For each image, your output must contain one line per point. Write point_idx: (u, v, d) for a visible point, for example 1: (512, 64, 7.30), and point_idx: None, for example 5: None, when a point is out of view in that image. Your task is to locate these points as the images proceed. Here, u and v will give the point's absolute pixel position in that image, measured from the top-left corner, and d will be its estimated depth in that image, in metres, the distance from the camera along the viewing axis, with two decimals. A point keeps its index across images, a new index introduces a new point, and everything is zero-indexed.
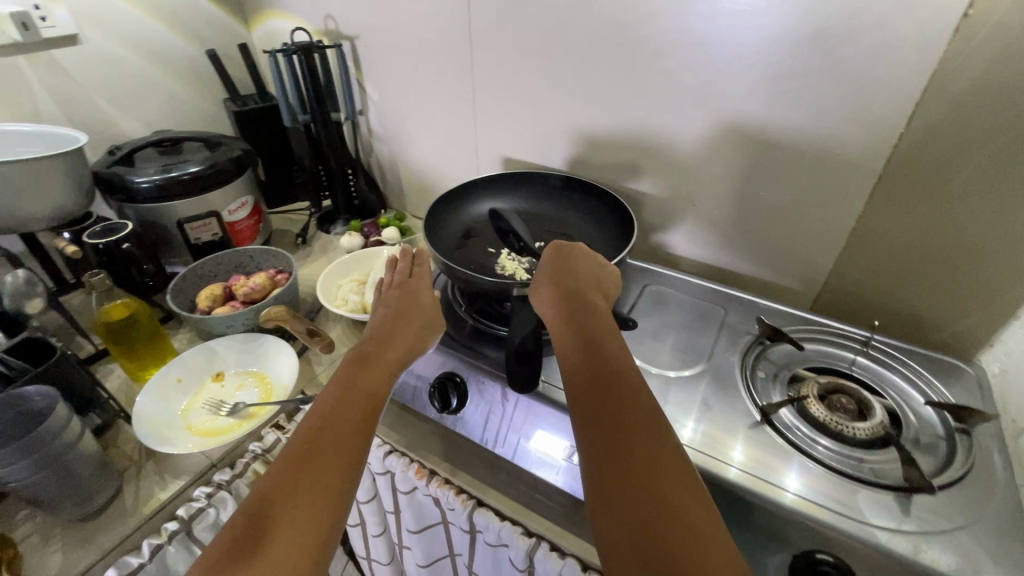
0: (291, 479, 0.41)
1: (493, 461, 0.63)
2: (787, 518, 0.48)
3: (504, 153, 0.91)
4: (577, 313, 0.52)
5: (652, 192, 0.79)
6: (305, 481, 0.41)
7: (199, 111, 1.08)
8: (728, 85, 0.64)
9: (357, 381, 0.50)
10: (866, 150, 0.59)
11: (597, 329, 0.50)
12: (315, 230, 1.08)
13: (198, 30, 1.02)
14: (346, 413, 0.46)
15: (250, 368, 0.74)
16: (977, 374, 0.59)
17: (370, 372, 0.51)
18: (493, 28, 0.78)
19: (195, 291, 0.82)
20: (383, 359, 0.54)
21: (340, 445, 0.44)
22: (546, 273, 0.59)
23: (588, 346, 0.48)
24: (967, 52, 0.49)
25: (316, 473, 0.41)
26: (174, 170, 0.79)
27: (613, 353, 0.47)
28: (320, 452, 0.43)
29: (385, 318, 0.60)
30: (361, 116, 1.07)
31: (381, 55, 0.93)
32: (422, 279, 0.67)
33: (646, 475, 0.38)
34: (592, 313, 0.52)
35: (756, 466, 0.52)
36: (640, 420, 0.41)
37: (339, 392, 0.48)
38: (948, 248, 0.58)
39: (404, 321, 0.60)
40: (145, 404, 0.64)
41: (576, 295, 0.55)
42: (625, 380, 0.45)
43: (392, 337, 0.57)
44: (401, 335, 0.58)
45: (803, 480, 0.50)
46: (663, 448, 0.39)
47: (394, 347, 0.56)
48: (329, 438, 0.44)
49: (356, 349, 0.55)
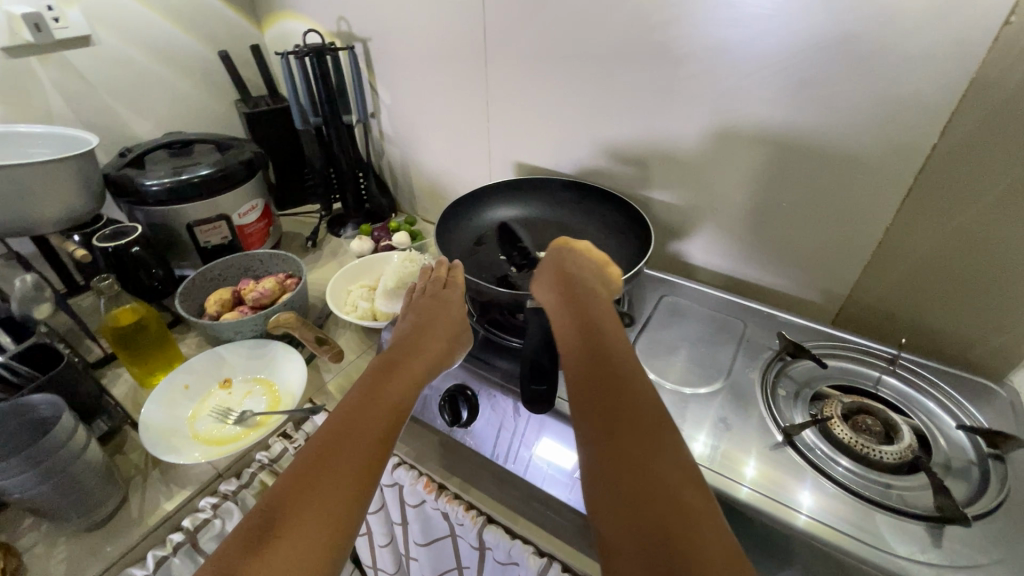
0: (309, 476, 0.40)
1: (503, 476, 0.61)
2: (805, 541, 0.47)
3: (517, 158, 0.89)
4: (581, 308, 0.53)
5: (669, 200, 0.77)
6: (321, 481, 0.40)
7: (211, 112, 1.08)
8: (753, 92, 0.62)
9: (381, 385, 0.49)
10: (897, 161, 0.57)
11: (607, 332, 0.50)
12: (325, 233, 1.08)
13: (211, 31, 1.02)
14: (369, 415, 0.46)
15: (258, 375, 0.73)
16: (1009, 397, 0.57)
17: (394, 378, 0.51)
18: (509, 31, 0.76)
19: (204, 295, 0.81)
20: (408, 365, 0.54)
21: (359, 446, 0.43)
22: (548, 267, 0.62)
23: (601, 348, 0.48)
24: (1008, 61, 0.47)
25: (333, 472, 0.40)
26: (184, 173, 0.79)
27: (625, 359, 0.47)
28: (340, 452, 0.42)
29: (413, 327, 0.60)
30: (373, 119, 1.06)
31: (394, 58, 0.92)
32: (453, 288, 0.66)
33: (655, 479, 0.36)
34: (598, 310, 0.53)
35: (767, 484, 0.50)
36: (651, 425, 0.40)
37: (364, 395, 0.48)
38: (982, 265, 0.56)
39: (431, 329, 0.60)
40: (152, 412, 0.64)
41: (580, 288, 0.56)
42: (639, 386, 0.43)
43: (419, 346, 0.57)
44: (428, 344, 0.57)
45: (814, 500, 0.48)
46: (674, 455, 0.38)
47: (421, 355, 0.56)
48: (350, 438, 0.43)
49: (382, 356, 0.55)
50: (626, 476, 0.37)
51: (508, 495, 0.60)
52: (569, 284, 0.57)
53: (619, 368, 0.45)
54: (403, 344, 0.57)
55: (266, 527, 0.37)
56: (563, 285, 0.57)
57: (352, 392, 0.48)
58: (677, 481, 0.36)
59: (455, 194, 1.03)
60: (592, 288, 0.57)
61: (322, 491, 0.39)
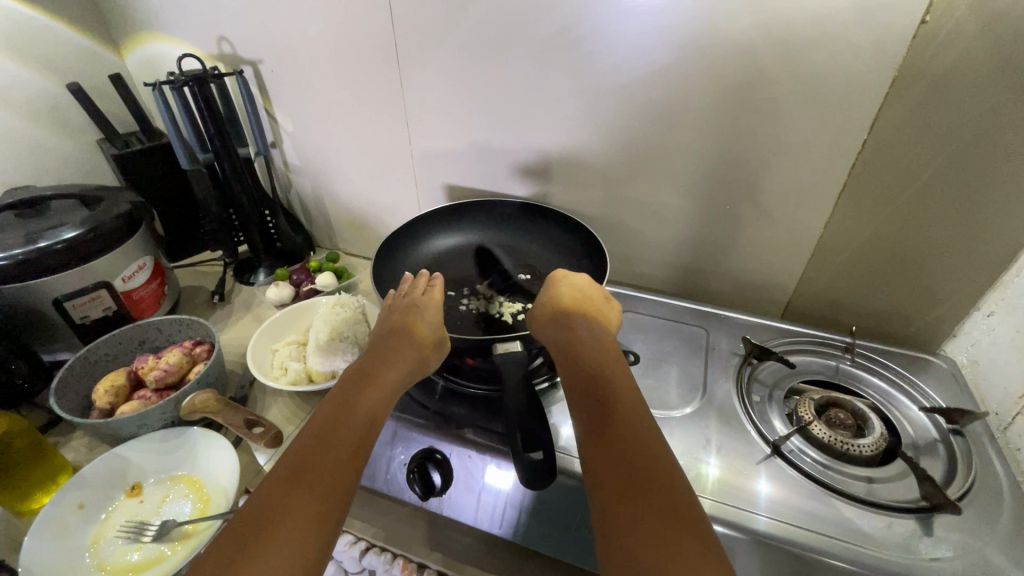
0: (288, 493, 0.37)
1: (488, 537, 0.56)
2: (830, 569, 0.44)
3: (446, 181, 0.83)
4: (579, 343, 0.50)
5: (610, 213, 0.75)
6: (297, 497, 0.37)
7: (67, 156, 0.90)
8: (685, 101, 0.61)
9: (356, 397, 0.46)
10: (831, 158, 0.58)
11: (604, 360, 0.48)
12: (234, 283, 0.95)
13: (55, 61, 0.85)
14: (345, 430, 0.42)
15: (176, 472, 0.60)
16: (950, 367, 0.62)
17: (370, 389, 0.47)
18: (424, 46, 0.70)
19: (89, 383, 0.67)
20: (384, 374, 0.49)
21: (338, 463, 0.40)
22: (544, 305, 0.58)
23: (585, 365, 0.47)
24: (925, 58, 0.49)
25: (313, 490, 0.37)
26: (42, 239, 0.64)
27: (612, 370, 0.47)
28: (316, 469, 0.39)
29: (390, 331, 0.55)
30: (275, 150, 0.94)
31: (293, 81, 0.82)
32: (431, 295, 0.61)
33: (642, 476, 0.37)
34: (597, 342, 0.50)
35: (727, 491, 0.50)
36: (633, 425, 0.41)
37: (340, 408, 0.44)
38: (909, 249, 0.60)
39: (406, 332, 0.55)
40: (36, 549, 0.51)
41: (580, 327, 0.52)
42: (623, 396, 0.44)
43: (394, 353, 0.52)
44: (401, 350, 0.53)
45: (778, 496, 0.49)
46: (662, 455, 0.38)
47: (397, 364, 0.51)
48: (326, 455, 0.40)
49: (357, 365, 0.51)
50: (613, 474, 0.37)
51: (500, 560, 0.55)
52: (565, 323, 0.53)
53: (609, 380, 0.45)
54: (380, 350, 0.53)
55: (241, 542, 0.34)
56: (560, 329, 0.53)
57: (326, 406, 0.44)
58: (662, 477, 0.37)
59: (381, 223, 0.95)
60: (590, 323, 0.53)
61: (302, 506, 0.36)
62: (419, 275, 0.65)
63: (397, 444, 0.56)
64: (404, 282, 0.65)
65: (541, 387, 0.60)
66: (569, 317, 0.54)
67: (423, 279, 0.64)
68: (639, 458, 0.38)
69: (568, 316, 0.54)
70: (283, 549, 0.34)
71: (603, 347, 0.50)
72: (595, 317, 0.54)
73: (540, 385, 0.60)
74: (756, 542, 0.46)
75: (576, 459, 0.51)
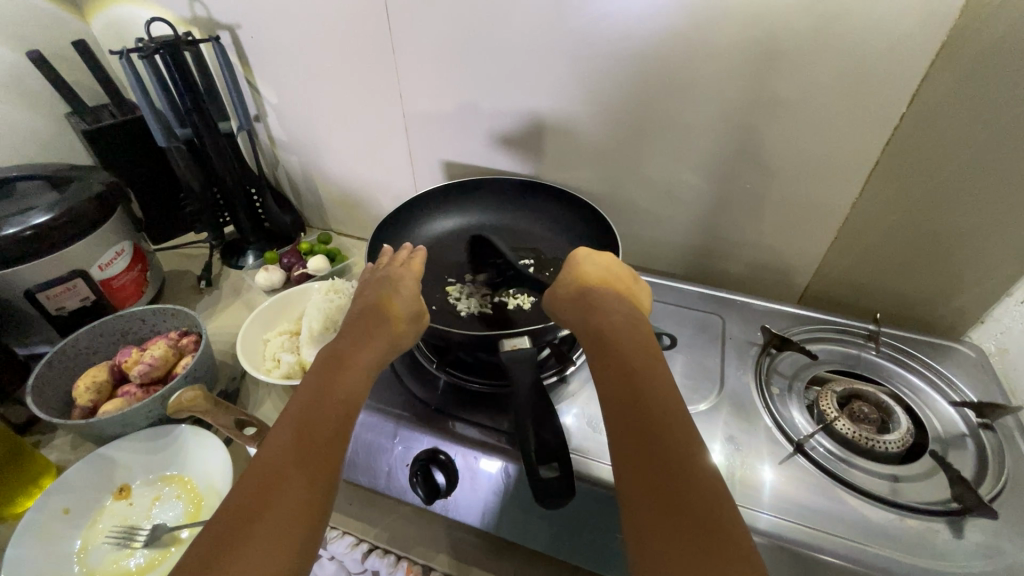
0: (270, 483, 0.34)
1: (494, 537, 0.55)
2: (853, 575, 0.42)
3: (443, 158, 0.78)
4: (607, 327, 0.45)
5: (618, 192, 0.71)
6: (279, 489, 0.34)
7: (35, 132, 0.84)
8: (703, 68, 0.56)
9: (334, 381, 0.42)
10: (863, 134, 0.54)
11: (633, 344, 0.43)
12: (222, 268, 0.91)
13: (14, 27, 0.78)
14: (325, 419, 0.39)
15: (165, 473, 0.58)
16: (978, 357, 0.59)
17: (347, 372, 0.43)
18: (416, 9, 0.63)
19: (70, 378, 0.63)
20: (363, 355, 0.45)
21: (319, 455, 0.36)
22: (565, 285, 0.52)
23: (610, 347, 0.43)
24: (979, 22, 0.44)
25: (295, 478, 0.34)
26: (8, 226, 0.58)
27: (642, 351, 0.42)
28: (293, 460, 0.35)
29: (366, 308, 0.50)
30: (258, 123, 0.88)
31: (274, 48, 0.75)
32: (410, 269, 0.56)
33: (682, 475, 0.34)
34: (626, 325, 0.45)
35: (741, 492, 0.47)
36: (668, 415, 0.37)
37: (315, 396, 0.40)
38: (940, 232, 0.56)
39: (387, 309, 0.50)
40: (21, 559, 0.48)
41: (607, 311, 0.47)
42: (657, 381, 0.40)
43: (370, 332, 0.47)
44: (382, 329, 0.48)
45: (800, 496, 0.47)
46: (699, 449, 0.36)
47: (376, 345, 0.47)
48: (305, 446, 0.36)
49: (332, 344, 0.46)
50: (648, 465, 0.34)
51: (506, 563, 0.53)
52: (587, 300, 0.49)
53: (639, 364, 0.41)
54: (353, 328, 0.48)
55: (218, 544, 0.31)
56: (586, 309, 0.48)
57: (302, 391, 0.40)
58: (694, 470, 0.34)
59: (375, 202, 0.90)
60: (620, 307, 0.47)
61: (279, 507, 0.33)
62: (400, 248, 0.59)
63: (398, 445, 0.53)
64: (383, 255, 0.59)
65: (549, 382, 0.57)
66: (597, 301, 0.48)
67: (404, 253, 0.58)
68: (672, 452, 0.35)
69: (596, 298, 0.49)
70: (264, 553, 0.31)
71: (637, 330, 0.45)
72: (624, 301, 0.48)
73: (549, 379, 0.57)
74: (778, 547, 0.44)
75: (590, 461, 0.49)
